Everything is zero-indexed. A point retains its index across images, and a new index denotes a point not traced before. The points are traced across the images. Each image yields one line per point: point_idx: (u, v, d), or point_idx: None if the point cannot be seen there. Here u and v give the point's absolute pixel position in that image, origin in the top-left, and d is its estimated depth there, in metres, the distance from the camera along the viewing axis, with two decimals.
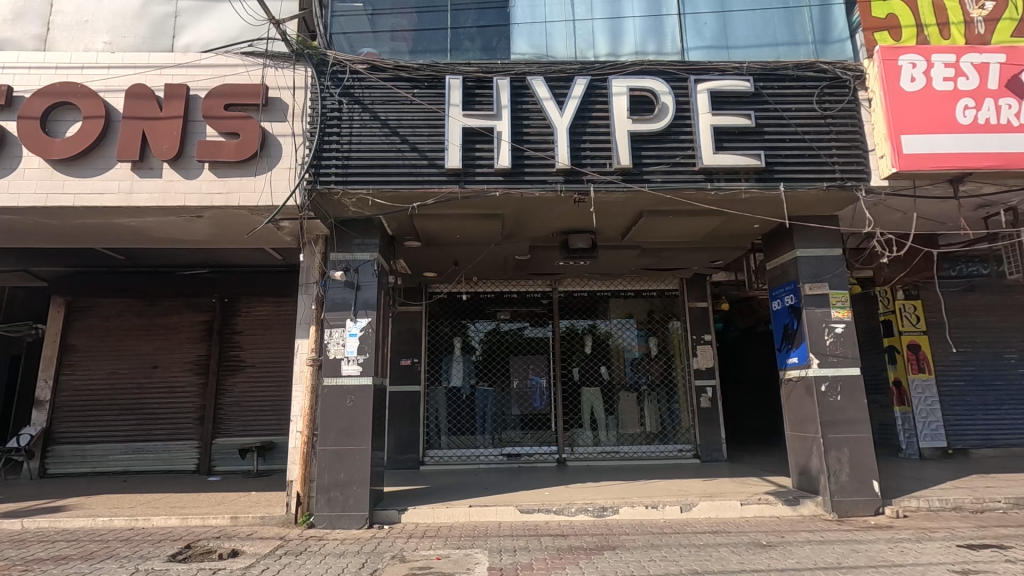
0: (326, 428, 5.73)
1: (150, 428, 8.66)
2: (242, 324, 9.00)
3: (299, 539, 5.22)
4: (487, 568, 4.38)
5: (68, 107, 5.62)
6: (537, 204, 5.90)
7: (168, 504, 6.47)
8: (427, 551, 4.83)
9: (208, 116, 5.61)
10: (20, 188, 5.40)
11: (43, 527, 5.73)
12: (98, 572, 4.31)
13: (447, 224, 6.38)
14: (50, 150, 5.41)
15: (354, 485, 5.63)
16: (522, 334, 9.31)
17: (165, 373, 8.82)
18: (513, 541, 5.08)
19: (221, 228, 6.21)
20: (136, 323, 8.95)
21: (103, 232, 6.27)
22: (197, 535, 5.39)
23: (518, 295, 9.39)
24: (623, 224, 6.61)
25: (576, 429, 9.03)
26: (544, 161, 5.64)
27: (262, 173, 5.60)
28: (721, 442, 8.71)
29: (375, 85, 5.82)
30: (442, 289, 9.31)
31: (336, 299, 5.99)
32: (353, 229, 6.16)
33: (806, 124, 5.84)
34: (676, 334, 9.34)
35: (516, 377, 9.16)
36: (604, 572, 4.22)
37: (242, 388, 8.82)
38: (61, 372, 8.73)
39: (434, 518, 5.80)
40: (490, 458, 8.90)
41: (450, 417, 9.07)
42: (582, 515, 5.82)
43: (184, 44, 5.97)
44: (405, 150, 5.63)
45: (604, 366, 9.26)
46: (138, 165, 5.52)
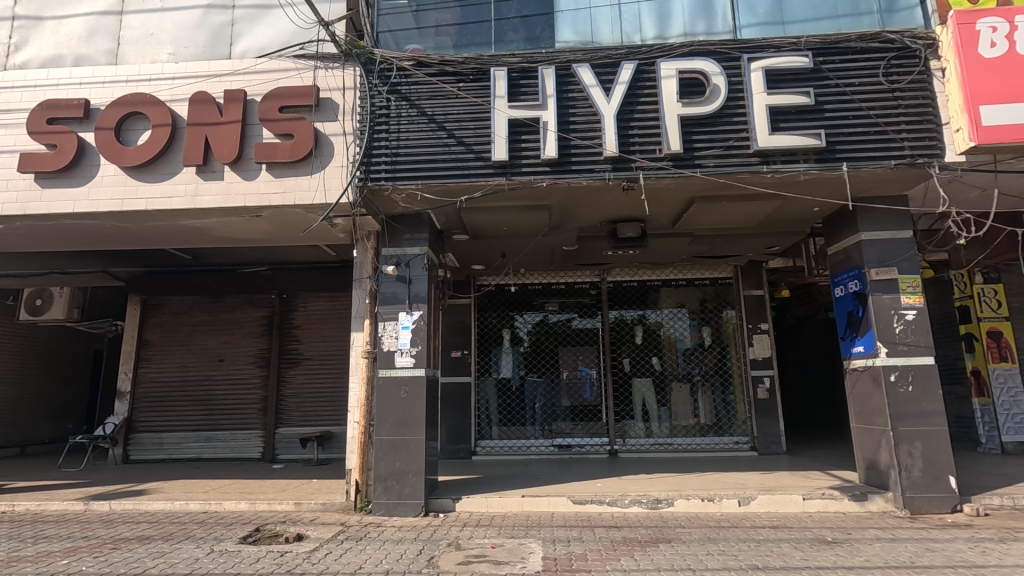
0: (382, 419, 5.90)
1: (218, 419, 9.16)
2: (300, 318, 9.38)
3: (358, 525, 5.41)
4: (542, 558, 4.41)
5: (138, 116, 5.97)
6: (584, 194, 5.83)
7: (237, 490, 6.84)
8: (481, 539, 4.90)
9: (265, 119, 5.83)
10: (98, 194, 5.79)
11: (128, 509, 6.18)
12: (177, 552, 4.61)
13: (493, 217, 6.40)
14: (124, 158, 5.77)
15: (410, 474, 5.78)
16: (571, 325, 9.25)
17: (230, 366, 9.30)
18: (566, 532, 5.09)
19: (279, 226, 6.46)
20: (203, 319, 9.49)
21: (172, 233, 6.64)
22: (264, 519, 5.68)
23: (565, 286, 9.33)
24: (673, 211, 6.45)
25: (628, 421, 8.93)
26: (591, 149, 5.56)
27: (316, 172, 5.78)
28: (780, 434, 8.40)
29: (421, 81, 5.89)
30: (490, 282, 9.37)
31: (389, 292, 6.15)
32: (403, 224, 6.27)
33: (871, 98, 5.50)
34: (730, 324, 9.08)
35: (566, 368, 9.12)
36: (661, 564, 4.18)
37: (301, 380, 9.18)
38: (138, 365, 9.36)
39: (488, 507, 5.89)
40: (541, 449, 8.91)
41: (500, 408, 9.15)
42: (636, 507, 5.78)
43: (241, 51, 6.22)
44: (452, 144, 5.68)
45: (655, 357, 9.12)
46: (202, 169, 5.81)
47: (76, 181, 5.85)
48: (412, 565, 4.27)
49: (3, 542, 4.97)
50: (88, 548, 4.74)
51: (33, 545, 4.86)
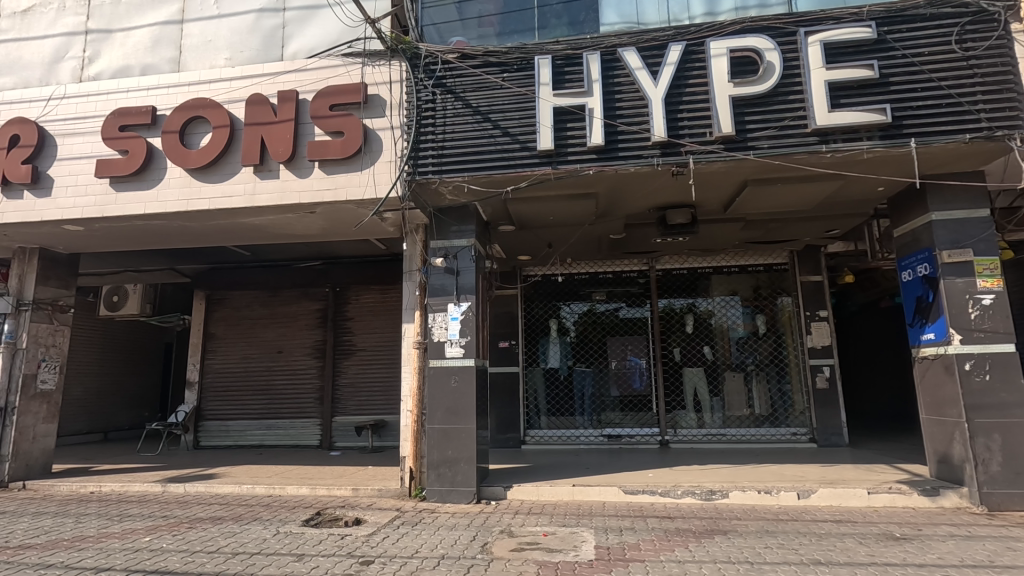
0: (433, 408, 6.03)
1: (279, 407, 9.59)
2: (352, 311, 9.67)
3: (413, 511, 5.56)
4: (594, 547, 4.40)
5: (200, 120, 6.27)
6: (632, 181, 5.72)
7: (298, 475, 7.16)
8: (533, 527, 4.95)
9: (316, 118, 6.01)
10: (166, 196, 6.14)
11: (200, 491, 6.58)
12: (246, 532, 4.89)
13: (540, 207, 6.38)
14: (188, 160, 6.08)
15: (462, 462, 5.89)
16: (619, 314, 9.16)
17: (288, 357, 9.71)
18: (618, 521, 5.06)
19: (332, 222, 6.67)
20: (263, 312, 9.92)
21: (233, 231, 6.96)
22: (324, 503, 5.92)
23: (613, 275, 9.22)
24: (724, 196, 6.25)
25: (679, 412, 8.78)
26: (639, 135, 5.45)
27: (366, 167, 5.92)
28: (842, 426, 8.05)
29: (466, 73, 5.92)
30: (537, 273, 9.36)
31: (438, 284, 6.26)
32: (450, 216, 6.35)
33: (942, 68, 5.15)
34: (787, 311, 8.75)
35: (615, 358, 9.04)
36: (717, 556, 4.10)
37: (355, 370, 9.48)
38: (204, 357, 9.90)
39: (539, 495, 5.93)
40: (590, 439, 8.88)
41: (549, 399, 9.15)
42: (689, 498, 5.68)
43: (292, 52, 6.41)
44: (497, 135, 5.68)
45: (707, 346, 8.93)
46: (259, 168, 6.05)
47: (146, 184, 6.21)
48: (466, 551, 4.36)
49: (92, 519, 5.40)
50: (167, 527, 5.09)
51: (118, 523, 5.26)
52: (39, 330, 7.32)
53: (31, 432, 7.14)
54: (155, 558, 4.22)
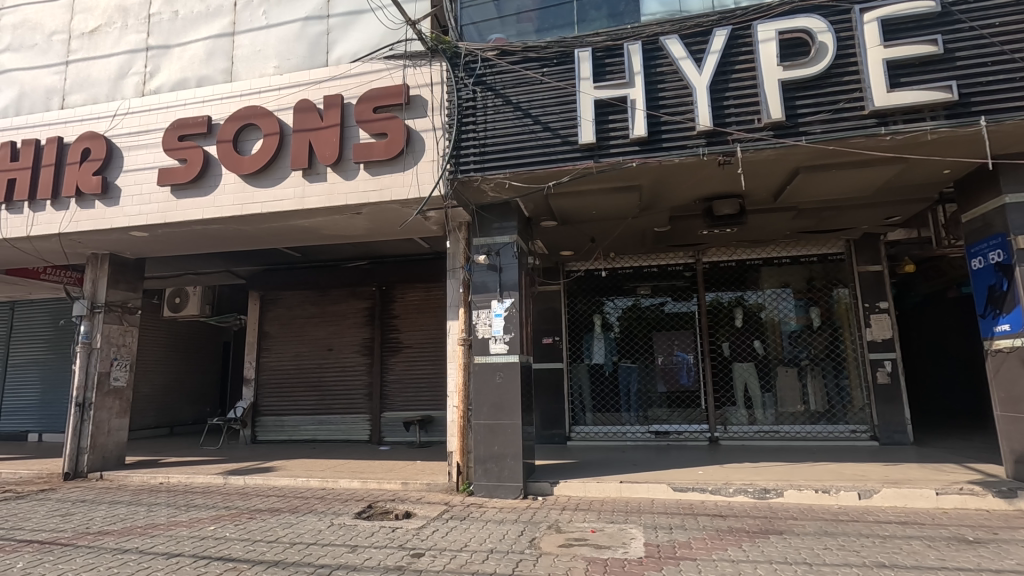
0: (479, 404, 6.10)
1: (330, 403, 9.90)
2: (398, 309, 9.87)
3: (461, 505, 5.64)
4: (644, 544, 4.35)
5: (252, 128, 6.54)
6: (676, 172, 5.59)
7: (350, 469, 7.37)
8: (581, 523, 4.93)
9: (361, 121, 6.16)
10: (222, 201, 6.42)
11: (259, 483, 6.87)
12: (302, 523, 5.07)
13: (582, 201, 6.33)
14: (241, 167, 6.34)
15: (508, 457, 5.92)
16: (664, 309, 9.00)
17: (338, 355, 10.01)
18: (668, 519, 4.98)
19: (377, 222, 6.81)
20: (313, 311, 10.26)
21: (285, 234, 7.22)
22: (375, 497, 6.08)
23: (658, 269, 9.06)
24: (775, 184, 6.03)
25: (728, 408, 8.54)
26: (683, 125, 5.32)
27: (409, 167, 6.02)
28: (906, 423, 7.65)
29: (505, 70, 5.93)
30: (579, 268, 9.29)
31: (481, 281, 6.30)
32: (492, 214, 6.39)
33: (1014, 40, 4.81)
34: (843, 303, 8.38)
35: (661, 354, 8.89)
36: (772, 556, 3.98)
37: (402, 367, 9.68)
38: (260, 355, 10.32)
39: (586, 492, 5.90)
40: (637, 435, 8.75)
41: (594, 395, 9.06)
42: (741, 496, 5.53)
43: (337, 58, 6.58)
44: (538, 130, 5.67)
45: (757, 340, 8.67)
46: (308, 172, 6.24)
47: (204, 190, 6.51)
48: (515, 545, 4.39)
49: (162, 508, 5.74)
50: (230, 517, 5.34)
51: (185, 512, 5.56)
52: (111, 331, 7.80)
53: (106, 426, 7.64)
54: (219, 546, 4.44)
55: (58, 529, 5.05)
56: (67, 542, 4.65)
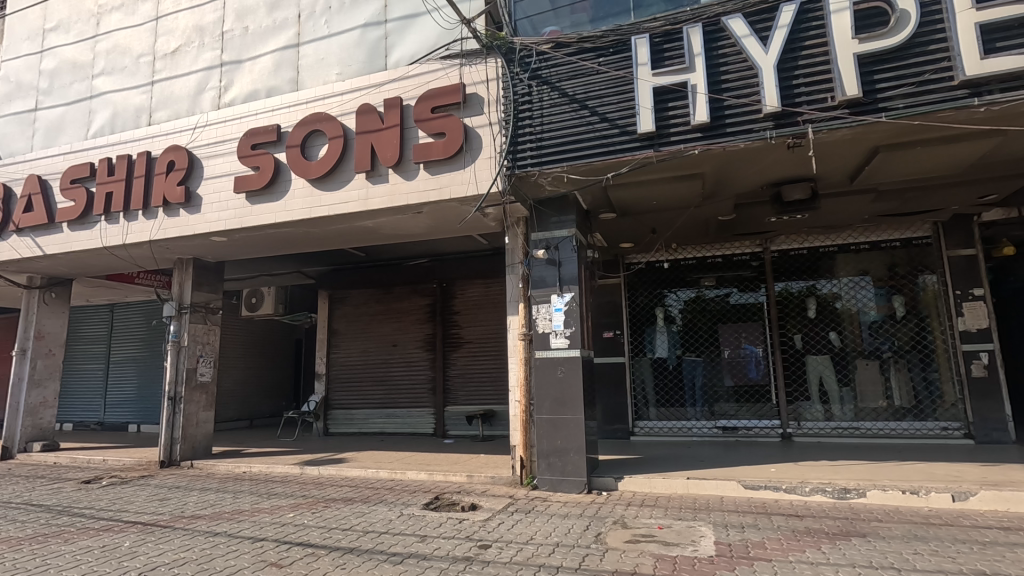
0: (541, 398, 6.11)
1: (396, 397, 10.21)
2: (459, 305, 10.05)
3: (526, 499, 5.69)
4: (714, 542, 4.23)
5: (317, 133, 6.82)
6: (742, 157, 5.36)
7: (417, 461, 7.59)
8: (648, 519, 4.86)
9: (419, 121, 6.29)
10: (292, 205, 6.75)
11: (332, 473, 7.21)
12: (374, 512, 5.28)
13: (642, 191, 6.18)
14: (309, 171, 6.63)
15: (572, 452, 5.90)
16: (729, 300, 8.69)
17: (402, 350, 10.31)
18: (739, 518, 4.81)
19: (437, 220, 6.94)
20: (378, 309, 10.61)
21: (351, 234, 7.49)
22: (442, 489, 6.23)
23: (723, 259, 8.74)
24: (851, 166, 5.66)
25: (802, 403, 8.14)
26: (748, 107, 5.09)
27: (467, 165, 6.10)
28: (1007, 420, 7.01)
29: (561, 62, 5.88)
30: (640, 260, 9.09)
31: (541, 276, 6.30)
32: (550, 208, 6.36)
33: None
34: (930, 290, 7.80)
35: (727, 347, 8.59)
36: (855, 560, 3.76)
37: (464, 361, 9.86)
38: (330, 351, 10.80)
39: (652, 487, 5.80)
40: (704, 431, 8.48)
41: (658, 389, 8.86)
42: (819, 496, 5.26)
43: (395, 61, 6.74)
44: (595, 121, 5.59)
45: (833, 332, 8.21)
46: (371, 174, 6.44)
47: (276, 195, 6.87)
48: (580, 540, 4.38)
49: (247, 495, 6.14)
50: (308, 505, 5.63)
51: (268, 499, 5.92)
52: (198, 330, 8.39)
53: (195, 418, 8.23)
54: (299, 533, 4.70)
55: (157, 512, 5.50)
56: (166, 524, 5.08)
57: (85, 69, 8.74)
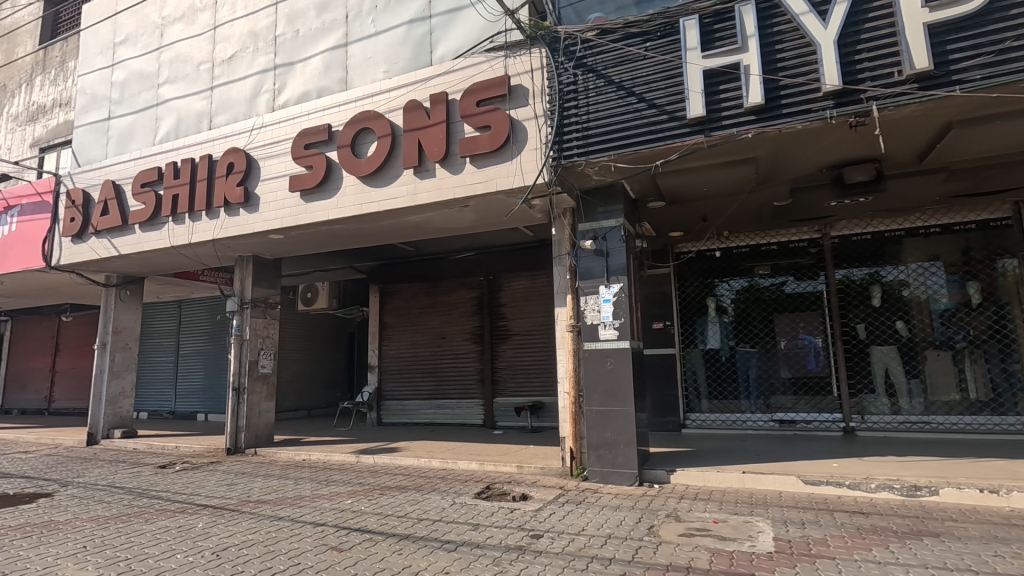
0: (591, 390, 6.08)
1: (446, 388, 10.39)
2: (505, 297, 10.10)
3: (577, 490, 5.69)
4: (773, 538, 4.11)
5: (366, 132, 6.98)
6: (799, 139, 5.12)
7: (467, 451, 7.71)
8: (702, 513, 4.77)
9: (465, 116, 6.33)
10: (344, 202, 6.95)
11: (386, 462, 7.43)
12: (427, 500, 5.41)
13: (692, 178, 6.01)
14: (359, 169, 6.80)
15: (622, 444, 5.86)
16: (785, 289, 8.38)
17: (451, 342, 10.48)
18: (799, 514, 4.65)
19: (484, 213, 6.99)
20: (426, 302, 10.80)
21: (400, 229, 7.65)
22: (493, 478, 6.32)
23: (778, 247, 8.41)
24: (920, 144, 5.32)
25: (866, 396, 7.75)
26: (806, 87, 4.85)
27: (513, 157, 6.10)
28: None
29: (606, 49, 5.79)
30: (690, 249, 8.87)
31: (589, 267, 6.25)
32: (597, 198, 6.29)
33: None
34: (1010, 276, 7.36)
35: (784, 337, 8.29)
36: (928, 561, 3.57)
37: (511, 353, 9.92)
38: (381, 344, 11.09)
39: (706, 481, 5.68)
40: (760, 424, 8.21)
41: (710, 381, 8.64)
42: (886, 493, 5.03)
43: (440, 56, 6.80)
44: (642, 108, 5.48)
45: (900, 321, 7.78)
46: (418, 169, 6.55)
47: (328, 193, 7.08)
48: (633, 532, 4.34)
49: (307, 482, 6.41)
50: (364, 492, 5.83)
51: (327, 486, 6.17)
52: (258, 324, 8.78)
53: (257, 408, 8.64)
54: (357, 518, 4.88)
55: (226, 497, 5.83)
56: (234, 507, 5.38)
57: (151, 78, 9.26)
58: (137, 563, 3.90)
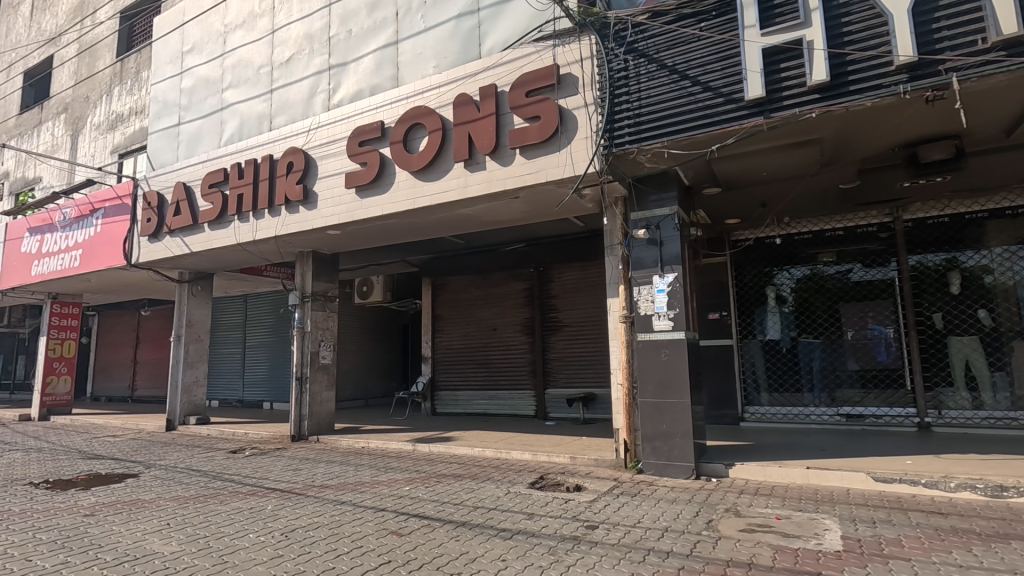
0: (645, 381, 5.99)
1: (498, 379, 10.49)
2: (556, 288, 10.07)
3: (631, 482, 5.63)
4: (841, 537, 3.93)
5: (418, 127, 7.10)
6: (869, 117, 4.83)
7: (520, 442, 7.77)
8: (763, 509, 4.62)
9: (514, 107, 6.32)
10: (397, 197, 7.11)
11: (441, 451, 7.59)
12: (482, 489, 5.50)
13: (751, 162, 5.79)
14: (411, 164, 6.94)
15: (678, 437, 5.74)
16: (852, 277, 7.95)
17: (502, 334, 10.56)
18: (869, 512, 4.43)
19: (534, 205, 6.98)
20: (477, 294, 10.92)
21: (451, 223, 7.76)
22: (546, 469, 6.34)
23: (844, 232, 7.99)
24: (1007, 117, 4.92)
25: (943, 389, 7.25)
26: (876, 61, 4.57)
27: (563, 147, 6.05)
28: None
29: (658, 33, 5.64)
30: (748, 237, 8.55)
31: (642, 257, 6.13)
32: (650, 186, 6.15)
33: None
34: None
35: (851, 327, 7.87)
36: (1016, 566, 3.33)
37: (563, 345, 9.89)
38: (434, 336, 11.31)
39: (767, 476, 5.50)
40: (824, 418, 7.84)
41: (770, 373, 8.32)
42: (967, 493, 4.71)
43: (489, 48, 6.82)
44: (697, 91, 5.30)
45: (983, 309, 7.23)
46: (469, 162, 6.60)
47: (382, 189, 7.26)
48: (690, 526, 4.26)
49: (367, 468, 6.65)
50: (421, 479, 5.99)
51: (385, 473, 6.38)
52: (318, 316, 9.14)
53: (318, 397, 9.01)
54: (415, 505, 5.02)
55: (292, 481, 6.13)
56: (300, 491, 5.65)
57: (216, 84, 9.74)
58: (215, 541, 4.17)
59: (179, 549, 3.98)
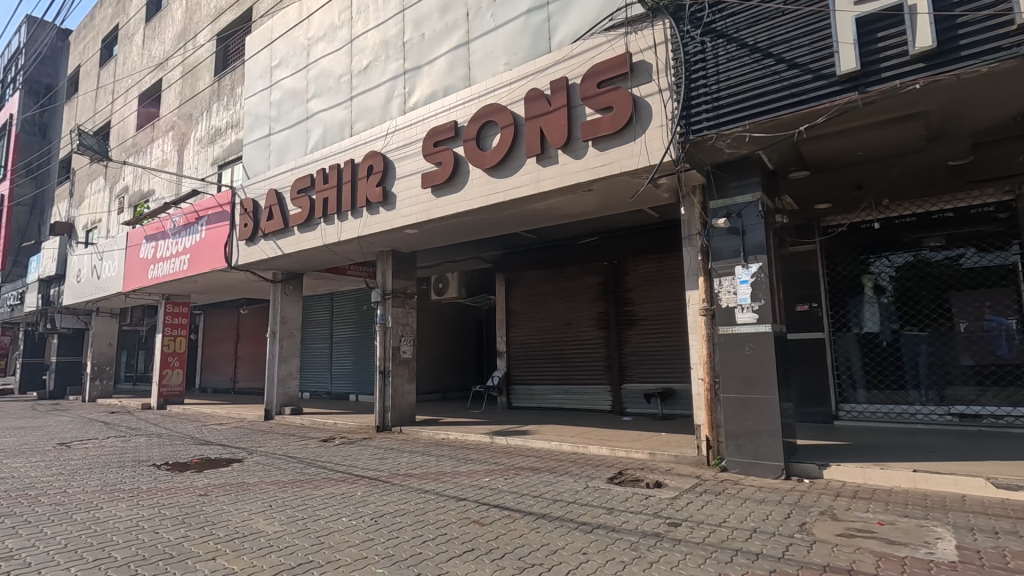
0: (728, 376, 5.75)
1: (573, 374, 10.46)
2: (631, 282, 9.88)
3: (715, 480, 5.43)
4: (956, 547, 3.60)
5: (490, 125, 7.19)
6: (985, 84, 4.36)
7: (597, 437, 7.71)
8: (863, 513, 4.31)
9: (586, 99, 6.26)
10: (471, 195, 7.25)
11: (518, 444, 7.69)
12: (560, 482, 5.52)
13: (844, 142, 5.40)
14: (484, 162, 7.06)
15: (765, 435, 5.47)
16: (964, 263, 7.23)
17: (577, 328, 10.51)
18: (990, 521, 4.02)
19: (608, 197, 6.88)
20: (550, 289, 10.92)
21: (524, 218, 7.81)
22: (625, 464, 6.26)
23: (955, 214, 7.32)
24: None
25: None
26: (992, 22, 4.13)
27: (637, 136, 5.92)
28: None
29: (738, 11, 5.37)
30: (840, 223, 7.98)
31: (723, 247, 5.89)
32: (731, 172, 5.89)
33: None
34: None
35: (964, 318, 7.14)
36: None
37: (639, 339, 9.70)
38: (509, 330, 11.45)
39: (866, 478, 5.13)
40: (933, 418, 7.16)
41: (868, 368, 7.72)
42: None
43: (559, 42, 6.78)
44: (782, 69, 5.00)
45: None
46: (541, 157, 6.61)
47: (457, 188, 7.43)
48: (782, 528, 4.06)
49: (448, 459, 6.86)
50: (500, 471, 6.11)
51: (465, 464, 6.55)
52: (398, 312, 9.51)
53: (400, 390, 9.39)
54: (495, 495, 5.13)
55: (378, 469, 6.44)
56: (386, 479, 5.93)
57: (301, 95, 10.35)
58: (312, 522, 4.48)
59: (282, 528, 4.32)
